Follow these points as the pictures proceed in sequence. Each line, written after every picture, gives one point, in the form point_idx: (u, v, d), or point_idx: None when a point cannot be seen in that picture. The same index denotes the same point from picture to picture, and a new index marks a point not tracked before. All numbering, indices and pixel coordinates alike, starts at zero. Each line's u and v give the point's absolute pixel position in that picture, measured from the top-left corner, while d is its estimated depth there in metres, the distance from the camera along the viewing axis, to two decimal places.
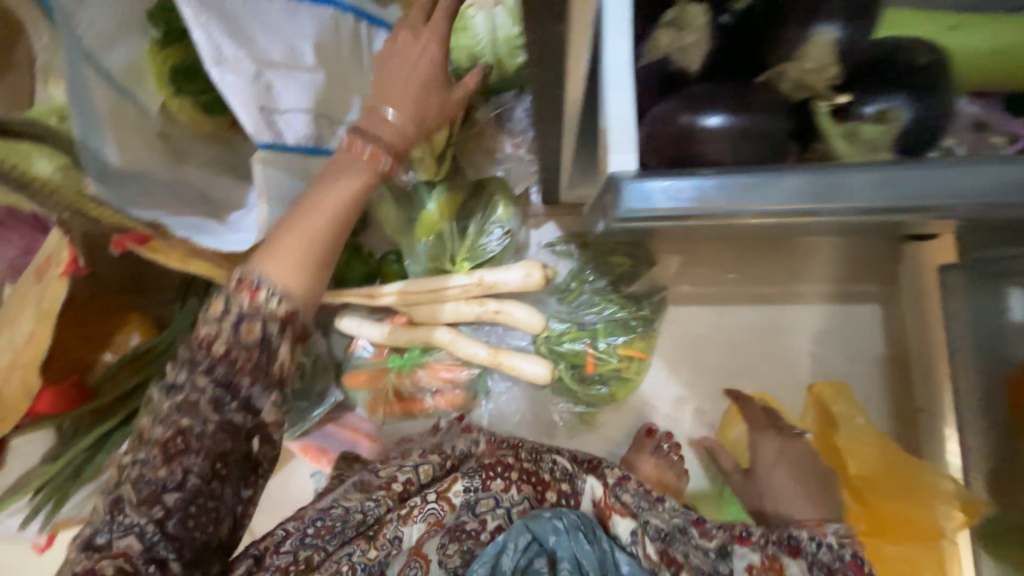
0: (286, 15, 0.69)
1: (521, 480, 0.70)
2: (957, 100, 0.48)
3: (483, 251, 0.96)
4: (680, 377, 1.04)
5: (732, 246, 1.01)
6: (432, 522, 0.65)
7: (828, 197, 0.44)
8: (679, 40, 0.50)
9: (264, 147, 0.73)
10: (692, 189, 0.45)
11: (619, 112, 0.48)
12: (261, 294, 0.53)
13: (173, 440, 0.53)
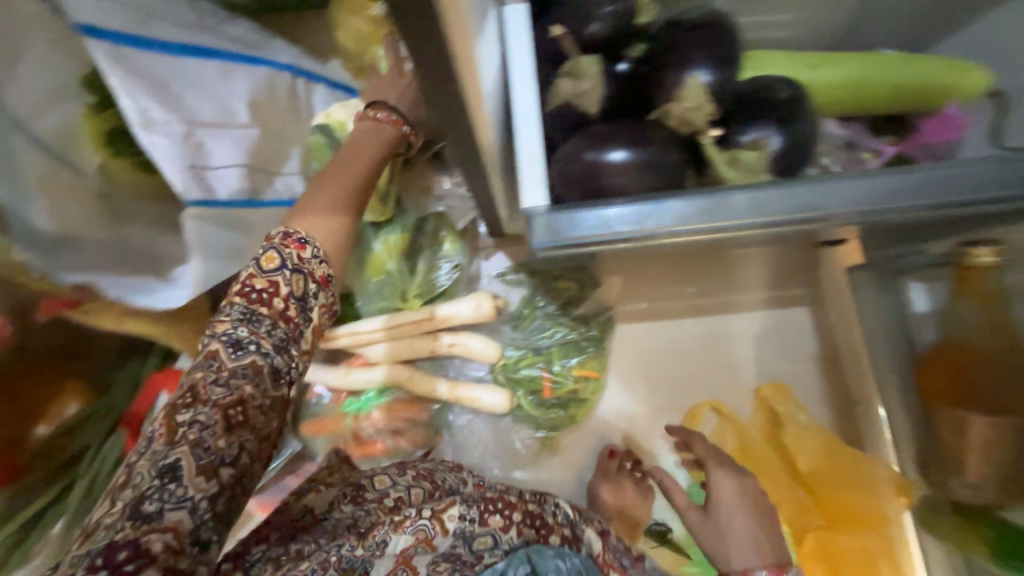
0: (220, 77, 0.75)
1: (523, 523, 0.69)
2: (811, 128, 0.57)
3: (435, 285, 0.99)
4: (636, 392, 1.07)
5: (669, 262, 1.08)
6: (420, 539, 0.62)
7: (711, 216, 0.53)
8: (577, 87, 0.57)
9: (195, 204, 0.73)
10: (617, 210, 0.53)
11: (529, 154, 0.55)
12: (308, 250, 0.59)
13: (235, 406, 0.49)
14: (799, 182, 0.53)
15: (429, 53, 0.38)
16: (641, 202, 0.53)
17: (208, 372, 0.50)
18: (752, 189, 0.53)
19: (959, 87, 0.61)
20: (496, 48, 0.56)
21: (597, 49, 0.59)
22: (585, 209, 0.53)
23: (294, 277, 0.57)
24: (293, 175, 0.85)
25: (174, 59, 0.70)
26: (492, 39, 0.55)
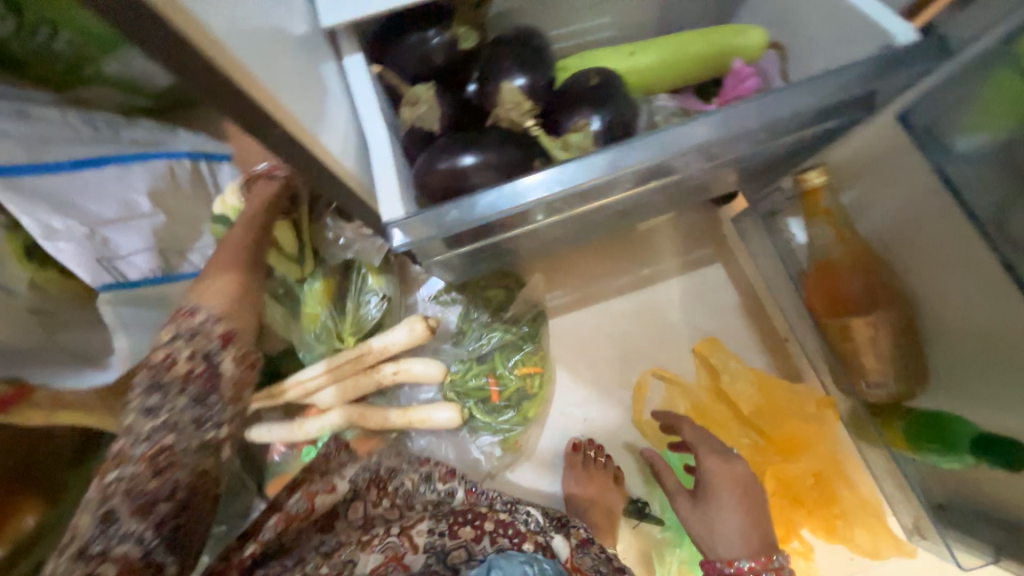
0: (118, 178, 0.79)
1: (497, 532, 0.67)
2: (626, 103, 0.67)
3: (367, 320, 1.02)
4: (584, 377, 1.12)
5: (584, 250, 1.15)
6: (390, 557, 0.65)
7: (549, 189, 0.62)
8: (415, 112, 0.66)
9: (105, 289, 0.79)
10: (535, 197, 0.62)
11: (387, 176, 0.63)
12: (200, 316, 0.70)
13: (159, 454, 0.59)
14: (647, 139, 0.62)
15: (257, 116, 0.43)
16: (508, 187, 0.62)
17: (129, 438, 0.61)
18: (576, 162, 0.62)
19: (741, 50, 0.73)
20: (341, 94, 0.64)
21: (425, 79, 0.69)
22: (449, 202, 0.62)
23: (191, 343, 0.67)
24: (211, 248, 0.90)
25: (71, 174, 0.76)
26: (335, 89, 0.63)
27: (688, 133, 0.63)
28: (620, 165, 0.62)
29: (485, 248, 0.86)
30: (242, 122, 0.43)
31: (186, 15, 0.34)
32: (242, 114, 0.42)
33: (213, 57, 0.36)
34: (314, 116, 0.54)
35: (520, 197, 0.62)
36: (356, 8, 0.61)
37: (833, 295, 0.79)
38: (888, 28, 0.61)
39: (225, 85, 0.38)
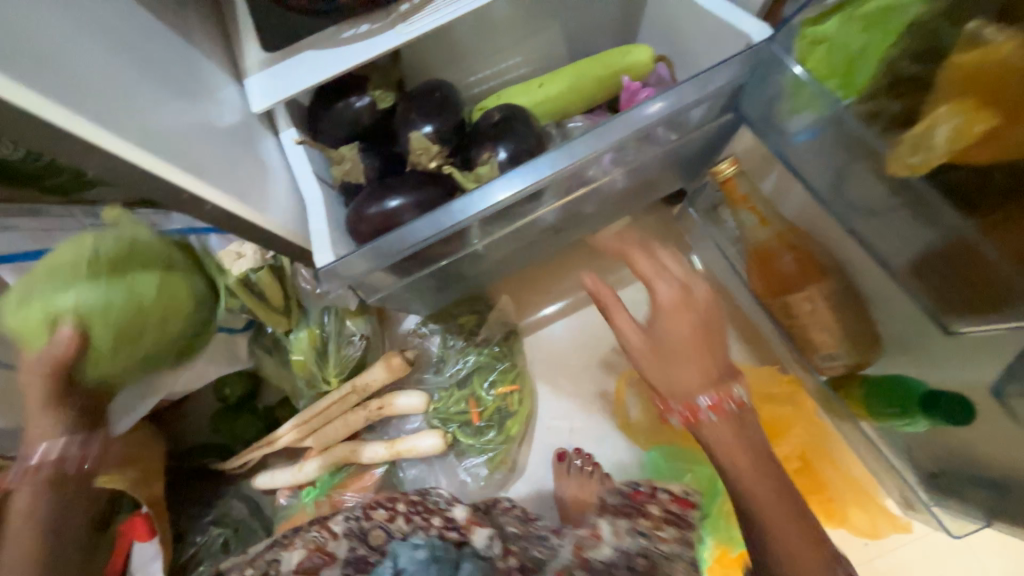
0: None
1: (408, 510, 0.82)
2: (528, 130, 0.75)
3: (348, 359, 1.08)
4: (563, 389, 1.14)
5: (548, 267, 1.20)
6: (313, 548, 0.75)
7: (456, 218, 0.71)
8: (341, 168, 0.74)
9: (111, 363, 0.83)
10: (445, 226, 0.71)
11: (319, 230, 0.72)
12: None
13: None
14: (541, 157, 0.70)
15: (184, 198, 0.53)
16: (430, 217, 0.70)
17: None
18: (481, 190, 0.71)
19: (631, 68, 0.80)
20: (280, 164, 0.74)
21: (354, 138, 0.78)
22: (370, 244, 0.70)
23: None
24: None
25: None
26: (274, 161, 0.73)
27: (646, 111, 0.70)
28: (517, 188, 0.71)
29: (442, 274, 0.93)
30: (170, 204, 0.53)
31: (95, 130, 0.44)
32: (169, 199, 0.52)
33: (128, 156, 0.46)
34: (242, 184, 0.62)
35: (429, 228, 0.71)
36: (271, 95, 0.69)
37: (767, 273, 0.82)
38: (749, 31, 0.67)
39: (144, 176, 0.48)
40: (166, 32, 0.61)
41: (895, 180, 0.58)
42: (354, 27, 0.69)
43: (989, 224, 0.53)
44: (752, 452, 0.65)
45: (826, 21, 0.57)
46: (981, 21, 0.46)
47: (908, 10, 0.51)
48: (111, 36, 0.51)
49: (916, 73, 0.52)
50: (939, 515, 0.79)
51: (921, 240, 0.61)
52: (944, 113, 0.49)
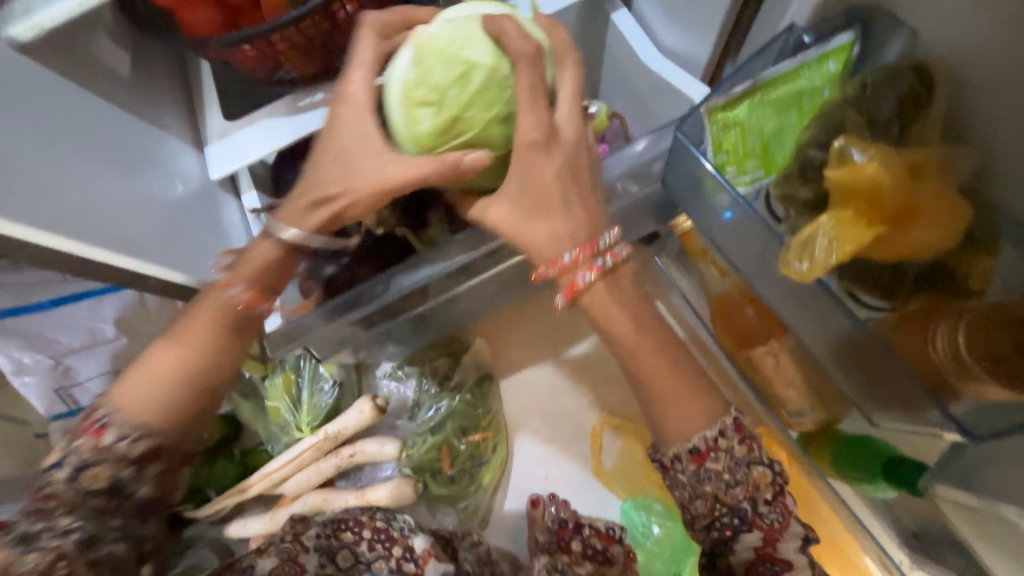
0: (88, 310, 0.83)
1: (374, 539, 0.75)
2: None
3: (319, 407, 1.07)
4: (540, 436, 1.09)
5: (527, 305, 1.15)
6: (285, 559, 0.70)
7: (408, 277, 0.74)
8: None
9: (57, 417, 0.89)
10: (403, 284, 0.74)
11: None
12: (111, 433, 0.55)
13: (55, 565, 0.51)
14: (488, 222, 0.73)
15: (131, 275, 0.60)
16: (411, 264, 0.74)
17: (21, 548, 0.52)
18: (433, 252, 0.74)
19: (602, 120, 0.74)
20: (240, 228, 0.78)
21: None
22: (331, 303, 0.75)
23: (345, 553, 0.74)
24: None
25: (49, 311, 0.80)
26: (234, 223, 0.78)
27: (634, 150, 0.70)
28: (464, 251, 0.74)
29: (418, 319, 0.91)
30: (111, 280, 0.58)
31: (42, 235, 0.50)
32: (113, 276, 0.58)
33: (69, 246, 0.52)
34: (189, 245, 0.68)
35: (391, 289, 0.74)
36: (230, 161, 0.72)
37: (730, 322, 0.80)
38: (691, 94, 0.68)
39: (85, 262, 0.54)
40: (122, 110, 0.64)
41: (854, 270, 0.50)
42: (310, 96, 0.72)
43: (900, 317, 0.50)
44: (631, 305, 0.59)
45: (737, 108, 0.54)
46: (846, 140, 0.46)
47: (818, 95, 0.53)
48: (68, 129, 0.56)
49: (824, 161, 0.49)
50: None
51: (831, 329, 0.55)
52: (823, 222, 0.46)
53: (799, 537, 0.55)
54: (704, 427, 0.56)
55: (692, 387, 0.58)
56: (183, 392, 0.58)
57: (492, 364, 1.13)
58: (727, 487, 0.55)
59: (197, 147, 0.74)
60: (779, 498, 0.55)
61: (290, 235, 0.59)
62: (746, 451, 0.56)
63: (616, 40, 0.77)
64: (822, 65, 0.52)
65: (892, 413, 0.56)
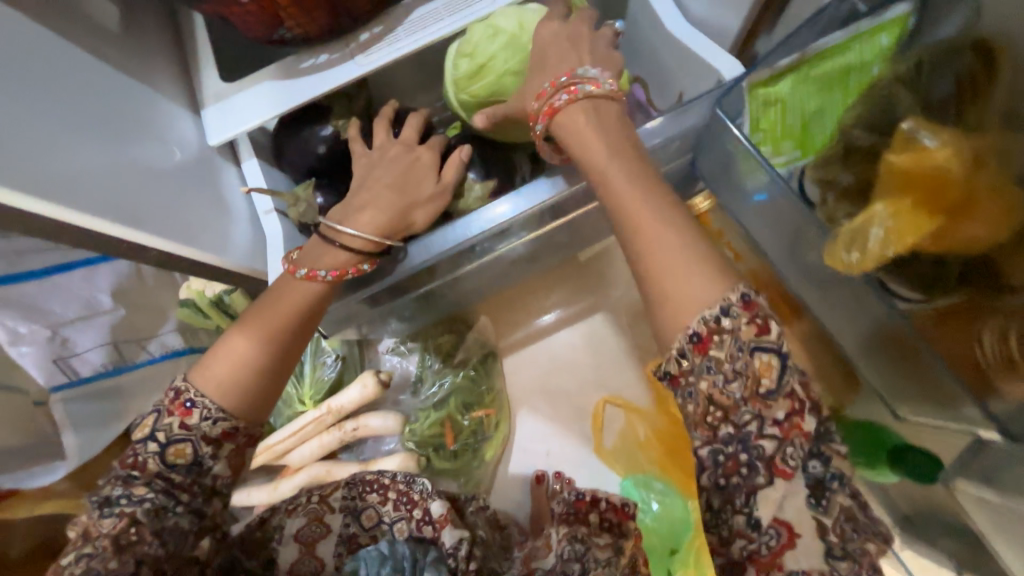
0: (82, 279, 0.81)
1: (398, 501, 0.73)
2: (490, 167, 0.75)
3: (323, 381, 1.07)
4: (543, 414, 1.09)
5: (531, 285, 1.13)
6: (313, 518, 0.74)
7: (419, 254, 0.72)
8: (298, 207, 0.72)
9: (58, 389, 0.86)
10: (418, 261, 0.72)
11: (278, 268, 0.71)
12: (196, 414, 0.51)
13: (128, 530, 0.48)
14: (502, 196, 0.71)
15: (124, 245, 0.56)
16: (422, 241, 0.71)
17: (97, 512, 0.49)
18: (445, 228, 0.71)
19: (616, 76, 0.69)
20: (241, 199, 0.74)
21: (313, 172, 0.75)
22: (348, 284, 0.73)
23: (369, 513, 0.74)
24: (171, 333, 0.93)
25: (41, 280, 0.78)
26: (234, 194, 0.73)
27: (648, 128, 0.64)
28: (477, 227, 0.71)
29: (423, 296, 0.90)
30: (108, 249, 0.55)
31: (27, 196, 0.46)
32: (103, 244, 0.55)
33: (63, 212, 0.49)
34: (191, 214, 0.64)
35: (406, 266, 0.72)
36: (232, 126, 0.68)
37: None
38: (719, 66, 0.64)
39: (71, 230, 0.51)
40: (110, 66, 0.61)
41: (900, 262, 0.49)
42: (314, 57, 0.67)
43: (939, 313, 0.49)
44: (617, 156, 0.53)
45: (778, 83, 0.52)
46: (915, 122, 0.44)
47: (867, 71, 0.51)
48: (45, 86, 0.52)
49: (870, 144, 0.48)
50: (904, 557, 0.78)
51: (866, 317, 0.56)
52: (880, 212, 0.45)
53: (811, 491, 0.44)
54: (704, 308, 0.45)
55: (702, 261, 0.47)
56: (266, 365, 0.54)
57: (495, 342, 1.12)
58: (725, 383, 0.45)
59: (194, 111, 0.71)
60: (796, 421, 0.44)
61: (351, 234, 0.62)
62: (756, 335, 0.44)
63: (641, 7, 0.73)
64: (874, 38, 0.51)
65: (923, 407, 0.58)
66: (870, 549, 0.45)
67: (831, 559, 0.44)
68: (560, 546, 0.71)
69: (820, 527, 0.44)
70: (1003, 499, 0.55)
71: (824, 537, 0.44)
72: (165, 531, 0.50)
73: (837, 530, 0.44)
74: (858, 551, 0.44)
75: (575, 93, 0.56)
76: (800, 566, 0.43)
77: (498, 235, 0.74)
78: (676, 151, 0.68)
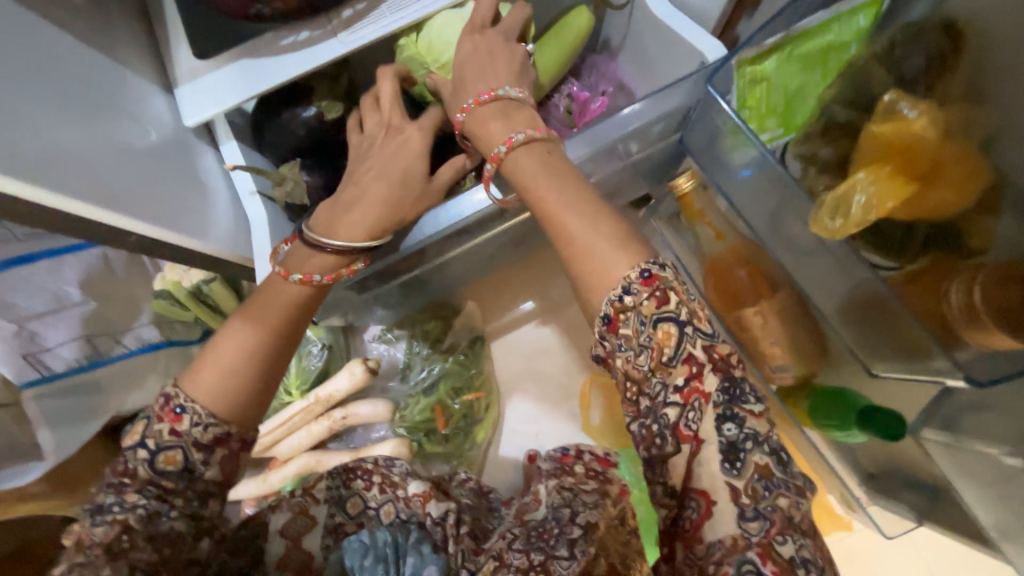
0: (47, 271, 0.78)
1: (383, 483, 0.74)
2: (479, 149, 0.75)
3: (309, 370, 1.05)
4: (532, 395, 1.11)
5: (517, 270, 1.14)
6: (298, 511, 0.71)
7: (411, 237, 0.71)
8: (285, 191, 0.71)
9: (27, 385, 0.81)
10: (411, 244, 0.71)
11: (264, 252, 0.69)
12: (187, 420, 0.49)
13: (120, 537, 0.46)
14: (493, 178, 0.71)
15: (103, 229, 0.54)
16: (415, 224, 0.70)
17: (88, 523, 0.47)
18: (436, 211, 0.71)
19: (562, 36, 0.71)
20: (222, 181, 0.72)
21: (295, 154, 0.73)
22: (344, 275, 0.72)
23: (353, 500, 0.73)
24: (146, 326, 0.90)
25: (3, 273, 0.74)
26: (215, 176, 0.71)
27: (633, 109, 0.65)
28: (468, 208, 0.71)
29: (412, 283, 0.89)
30: (88, 234, 0.53)
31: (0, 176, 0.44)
32: (82, 229, 0.52)
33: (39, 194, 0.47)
34: (171, 199, 0.62)
35: (398, 248, 0.71)
36: (206, 106, 0.65)
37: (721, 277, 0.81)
38: (701, 48, 0.66)
39: (46, 212, 0.48)
40: (75, 42, 0.58)
41: (871, 229, 0.53)
42: (293, 35, 0.65)
43: (910, 274, 0.53)
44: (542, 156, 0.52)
45: (766, 61, 0.55)
46: (895, 94, 0.48)
47: (846, 51, 0.55)
48: (6, 55, 0.49)
49: (847, 119, 0.52)
50: (872, 510, 0.84)
51: (841, 283, 0.59)
52: (861, 181, 0.48)
53: (725, 454, 0.42)
54: (609, 290, 0.45)
55: (605, 236, 0.47)
56: (256, 368, 0.52)
57: (482, 327, 1.12)
58: (635, 356, 0.44)
59: (168, 90, 0.68)
60: (697, 387, 0.42)
61: (340, 244, 0.59)
62: (657, 306, 0.43)
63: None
64: (853, 18, 0.54)
65: (896, 364, 0.59)
66: (783, 507, 0.40)
67: (744, 523, 0.40)
68: (550, 495, 0.74)
69: (733, 492, 0.41)
70: (953, 440, 0.67)
71: (737, 501, 0.41)
72: (161, 537, 0.48)
73: (748, 490, 0.41)
74: (770, 509, 0.40)
75: (483, 99, 0.58)
76: (717, 538, 0.41)
77: (490, 217, 0.74)
78: (660, 133, 0.69)
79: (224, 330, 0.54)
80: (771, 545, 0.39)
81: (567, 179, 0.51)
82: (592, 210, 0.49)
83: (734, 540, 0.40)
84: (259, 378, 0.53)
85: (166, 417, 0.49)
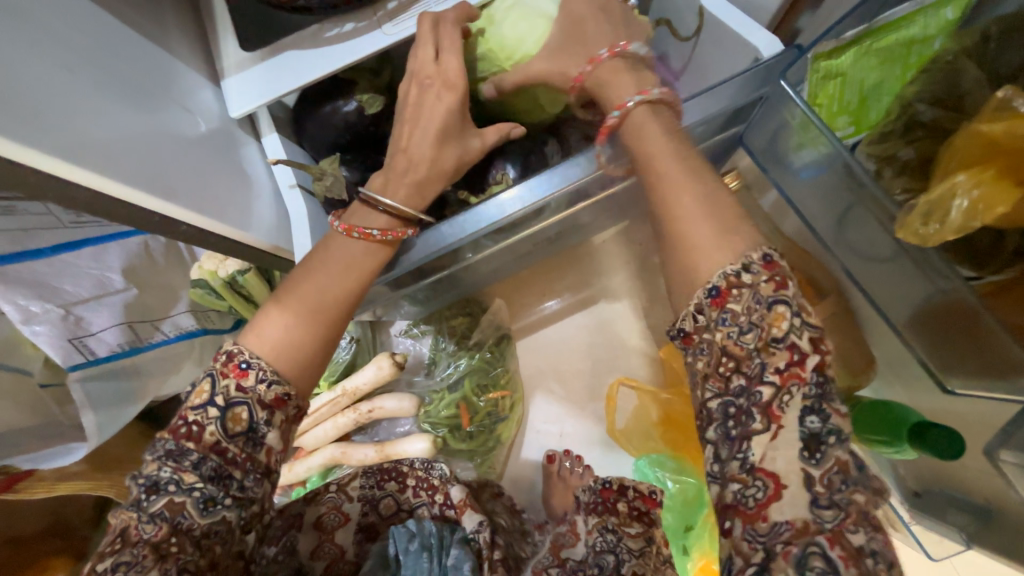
0: (93, 257, 0.78)
1: (418, 486, 0.73)
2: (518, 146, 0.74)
3: (337, 363, 1.06)
4: (558, 395, 1.10)
5: (545, 269, 1.13)
6: (332, 507, 0.70)
7: (460, 231, 0.70)
8: (324, 184, 0.71)
9: (73, 368, 0.82)
10: (457, 237, 0.70)
11: (305, 244, 0.71)
12: (252, 375, 0.49)
13: (168, 539, 0.45)
14: (542, 175, 0.69)
15: (155, 219, 0.55)
16: (456, 220, 0.70)
17: (135, 514, 0.46)
18: (481, 208, 0.70)
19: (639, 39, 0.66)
20: (264, 173, 0.73)
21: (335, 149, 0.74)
22: (397, 266, 0.70)
23: (387, 500, 0.73)
24: (184, 314, 0.92)
25: (51, 258, 0.74)
26: (258, 168, 0.72)
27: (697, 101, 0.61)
28: (512, 204, 0.70)
29: (441, 280, 0.89)
30: (142, 224, 0.54)
31: (65, 163, 0.45)
32: (138, 219, 0.53)
33: (97, 183, 0.48)
34: (218, 187, 0.63)
35: (446, 240, 0.70)
36: (253, 97, 0.66)
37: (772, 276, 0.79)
38: (756, 43, 0.63)
39: (106, 201, 0.49)
40: (127, 33, 0.59)
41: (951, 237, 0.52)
42: (339, 26, 0.65)
43: (990, 286, 0.52)
44: (666, 126, 0.50)
45: (844, 55, 0.55)
46: (1012, 90, 0.45)
47: (929, 45, 0.54)
48: (66, 46, 0.50)
49: (933, 118, 0.52)
50: (915, 529, 0.81)
51: (920, 287, 0.57)
52: (963, 183, 0.46)
53: (804, 444, 0.38)
54: (726, 261, 0.43)
55: (713, 220, 0.44)
56: (315, 335, 0.53)
57: (509, 326, 1.11)
58: (740, 334, 0.42)
59: (214, 82, 0.69)
60: (798, 372, 0.40)
61: (391, 204, 0.61)
62: (775, 291, 0.41)
63: None
64: (940, 11, 0.53)
65: (975, 377, 0.58)
66: (859, 502, 0.37)
67: (816, 509, 0.37)
68: (593, 536, 0.69)
69: (807, 480, 0.38)
70: None
71: (809, 488, 0.38)
72: (207, 531, 0.47)
73: (825, 480, 0.37)
74: (846, 501, 0.37)
75: (617, 51, 0.56)
76: (785, 519, 0.38)
77: (529, 214, 0.73)
78: (703, 135, 0.67)
79: (291, 288, 0.55)
80: (843, 534, 0.36)
81: (682, 151, 0.48)
82: (704, 186, 0.46)
83: (803, 523, 0.37)
84: (313, 344, 0.53)
85: (226, 372, 0.49)
